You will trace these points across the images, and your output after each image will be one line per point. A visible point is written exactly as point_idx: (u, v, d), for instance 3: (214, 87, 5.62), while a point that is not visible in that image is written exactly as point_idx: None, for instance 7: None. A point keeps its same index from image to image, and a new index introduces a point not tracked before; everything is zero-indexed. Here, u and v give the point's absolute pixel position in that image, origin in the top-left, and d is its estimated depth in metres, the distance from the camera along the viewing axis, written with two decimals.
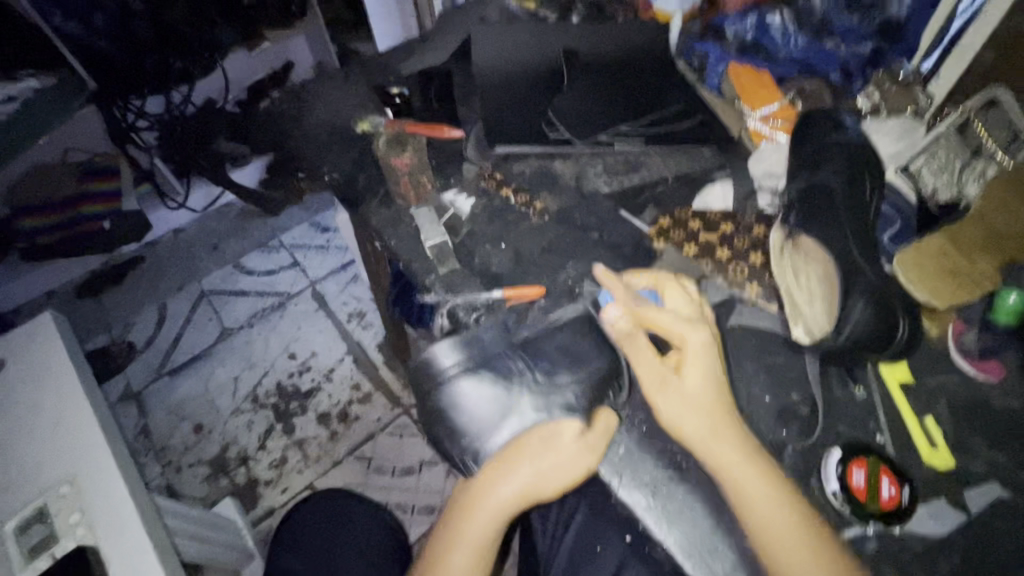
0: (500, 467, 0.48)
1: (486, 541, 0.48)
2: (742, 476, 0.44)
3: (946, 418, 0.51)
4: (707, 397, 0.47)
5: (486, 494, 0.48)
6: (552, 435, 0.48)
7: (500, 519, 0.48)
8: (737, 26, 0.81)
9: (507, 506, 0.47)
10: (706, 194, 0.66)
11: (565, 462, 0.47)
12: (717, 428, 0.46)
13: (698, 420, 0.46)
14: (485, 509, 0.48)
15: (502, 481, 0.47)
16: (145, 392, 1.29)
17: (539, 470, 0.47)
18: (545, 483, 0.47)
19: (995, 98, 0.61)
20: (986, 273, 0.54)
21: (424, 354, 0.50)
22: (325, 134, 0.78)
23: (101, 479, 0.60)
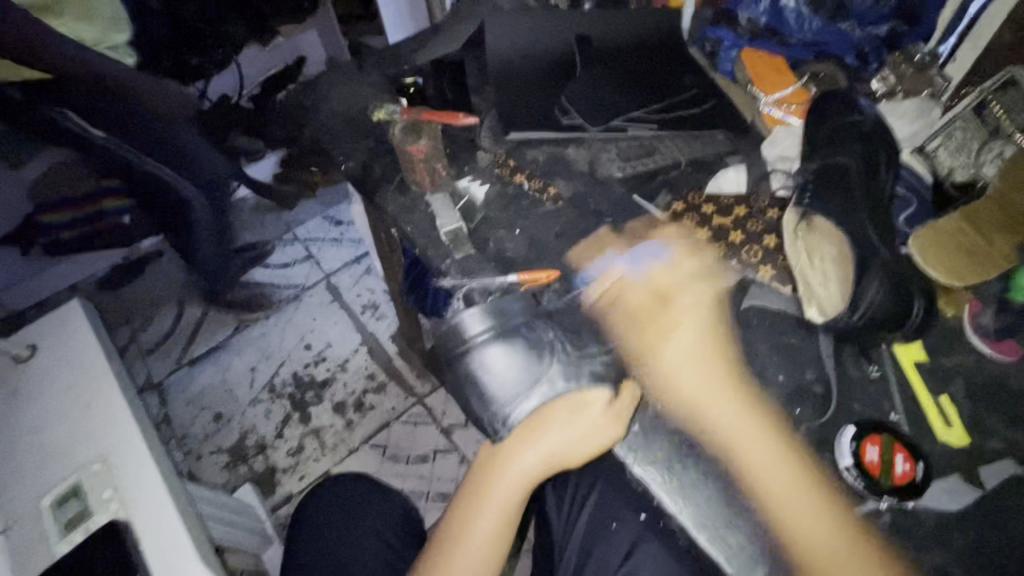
0: (520, 441, 0.51)
1: (509, 507, 0.52)
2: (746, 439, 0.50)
3: (962, 397, 0.52)
4: (699, 348, 0.54)
5: (507, 467, 0.51)
6: (575, 404, 0.50)
7: (522, 488, 0.51)
8: (751, 11, 0.80)
9: (527, 476, 0.51)
10: (719, 178, 0.66)
11: (589, 432, 0.49)
12: (705, 375, 0.52)
13: (686, 369, 0.53)
14: (504, 483, 0.51)
15: (521, 455, 0.51)
16: (166, 381, 1.32)
17: (559, 440, 0.50)
18: (566, 453, 0.50)
19: (1013, 79, 0.60)
20: (1002, 252, 0.53)
21: (455, 320, 0.51)
22: (341, 123, 0.80)
23: (131, 457, 0.62)
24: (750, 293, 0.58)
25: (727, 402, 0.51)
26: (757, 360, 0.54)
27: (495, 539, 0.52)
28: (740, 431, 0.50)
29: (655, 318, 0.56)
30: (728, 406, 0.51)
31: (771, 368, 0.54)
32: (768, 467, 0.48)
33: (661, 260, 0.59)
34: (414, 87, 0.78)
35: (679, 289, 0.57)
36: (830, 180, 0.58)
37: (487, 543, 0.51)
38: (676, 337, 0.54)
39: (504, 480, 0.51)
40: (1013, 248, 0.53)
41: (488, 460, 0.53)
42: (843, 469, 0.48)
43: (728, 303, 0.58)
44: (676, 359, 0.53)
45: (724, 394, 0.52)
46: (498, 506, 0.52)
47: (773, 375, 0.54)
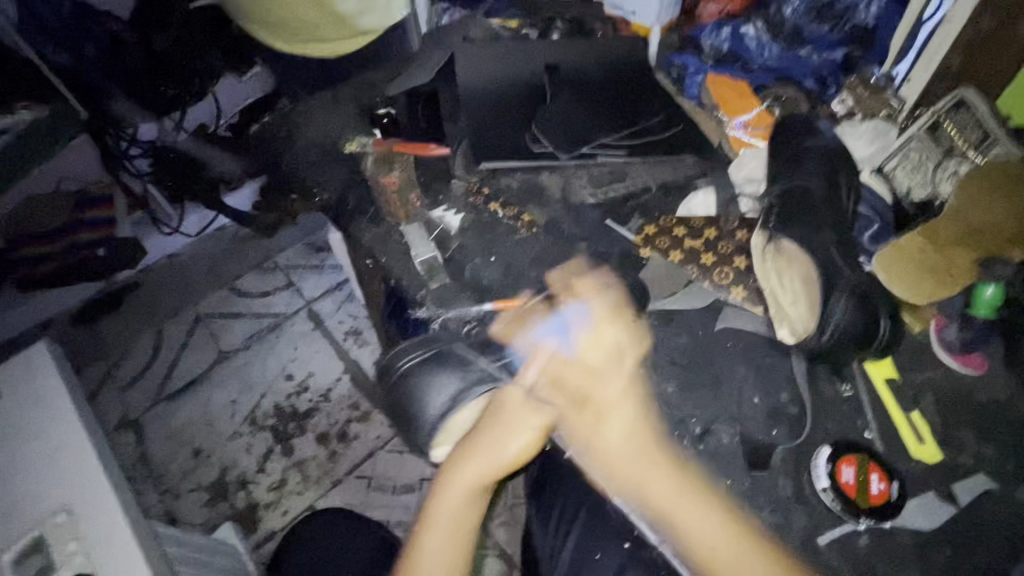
0: (466, 450, 0.54)
1: (461, 524, 0.52)
2: (706, 514, 0.45)
3: (933, 412, 0.53)
4: (631, 438, 0.49)
5: (461, 480, 0.53)
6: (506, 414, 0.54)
7: (476, 495, 0.53)
8: (713, 38, 0.82)
9: (480, 484, 0.53)
10: (689, 203, 0.68)
11: (517, 426, 0.53)
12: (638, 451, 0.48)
13: (628, 443, 0.48)
14: (456, 492, 0.52)
15: (469, 463, 0.53)
16: (142, 418, 1.28)
17: (499, 450, 0.53)
18: (509, 456, 0.53)
19: (963, 99, 0.63)
20: (962, 268, 0.55)
21: (384, 356, 0.60)
22: (316, 155, 0.80)
23: (95, 508, 0.60)
24: (722, 314, 0.59)
25: (661, 477, 0.47)
26: (734, 382, 0.55)
27: (454, 551, 0.51)
28: (649, 489, 0.47)
29: (585, 401, 0.51)
30: (662, 465, 0.48)
31: (747, 390, 0.54)
32: (687, 518, 0.45)
33: (580, 325, 0.53)
34: (388, 117, 0.79)
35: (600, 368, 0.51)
36: (795, 204, 0.59)
37: (445, 557, 0.51)
38: (607, 424, 0.50)
39: (457, 491, 0.52)
40: (971, 263, 0.55)
41: (444, 472, 0.54)
42: (820, 491, 0.48)
43: (702, 325, 0.59)
44: (614, 442, 0.49)
45: (649, 468, 0.47)
46: (452, 519, 0.52)
47: (748, 398, 0.54)
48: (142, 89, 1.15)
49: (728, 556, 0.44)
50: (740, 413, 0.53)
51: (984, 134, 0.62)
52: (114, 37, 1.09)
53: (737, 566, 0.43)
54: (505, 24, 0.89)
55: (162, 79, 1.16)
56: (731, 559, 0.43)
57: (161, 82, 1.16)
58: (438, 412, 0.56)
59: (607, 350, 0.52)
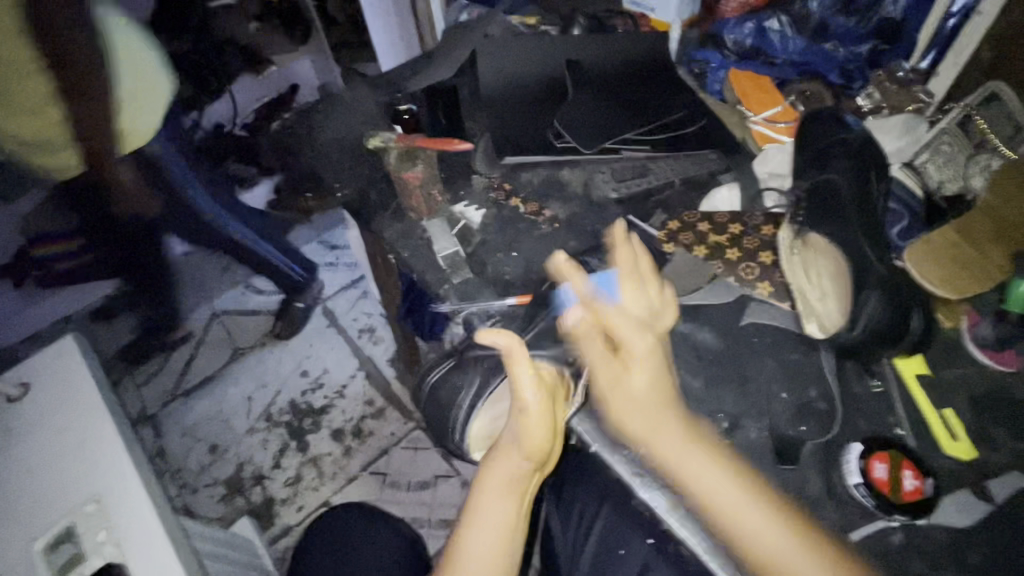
0: (503, 448, 0.53)
1: (508, 514, 0.50)
2: (726, 498, 0.42)
3: (964, 409, 0.52)
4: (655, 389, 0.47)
5: (503, 473, 0.52)
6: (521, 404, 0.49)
7: (517, 482, 0.52)
8: (735, 33, 0.81)
9: (524, 479, 0.52)
10: (713, 198, 0.68)
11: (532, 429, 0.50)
12: (661, 411, 0.46)
13: (649, 397, 0.47)
14: (496, 481, 0.51)
15: (505, 459, 0.52)
16: (160, 413, 1.30)
17: (525, 440, 0.50)
18: (537, 445, 0.50)
19: (995, 93, 0.63)
20: (996, 264, 0.54)
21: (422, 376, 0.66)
22: (337, 152, 0.80)
23: (124, 497, 0.61)
24: (748, 310, 0.58)
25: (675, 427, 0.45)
26: (761, 378, 0.54)
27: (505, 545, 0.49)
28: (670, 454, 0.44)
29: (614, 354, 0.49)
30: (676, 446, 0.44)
31: (774, 387, 0.54)
32: (709, 482, 0.42)
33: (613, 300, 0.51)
34: (408, 115, 0.77)
35: (629, 337, 0.48)
36: (824, 199, 0.59)
37: (496, 542, 0.49)
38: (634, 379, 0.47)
39: (502, 486, 0.51)
40: (1007, 259, 0.54)
41: (487, 471, 0.52)
42: (853, 487, 0.47)
43: (728, 321, 0.58)
44: (637, 394, 0.47)
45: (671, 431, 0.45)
46: (498, 508, 0.50)
47: (776, 394, 0.53)
48: None
49: (726, 502, 0.42)
50: (767, 408, 0.53)
51: (1017, 128, 0.60)
52: None
53: (735, 514, 0.41)
54: (524, 21, 0.89)
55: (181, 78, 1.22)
56: (765, 537, 0.40)
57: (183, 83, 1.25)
58: (466, 407, 0.60)
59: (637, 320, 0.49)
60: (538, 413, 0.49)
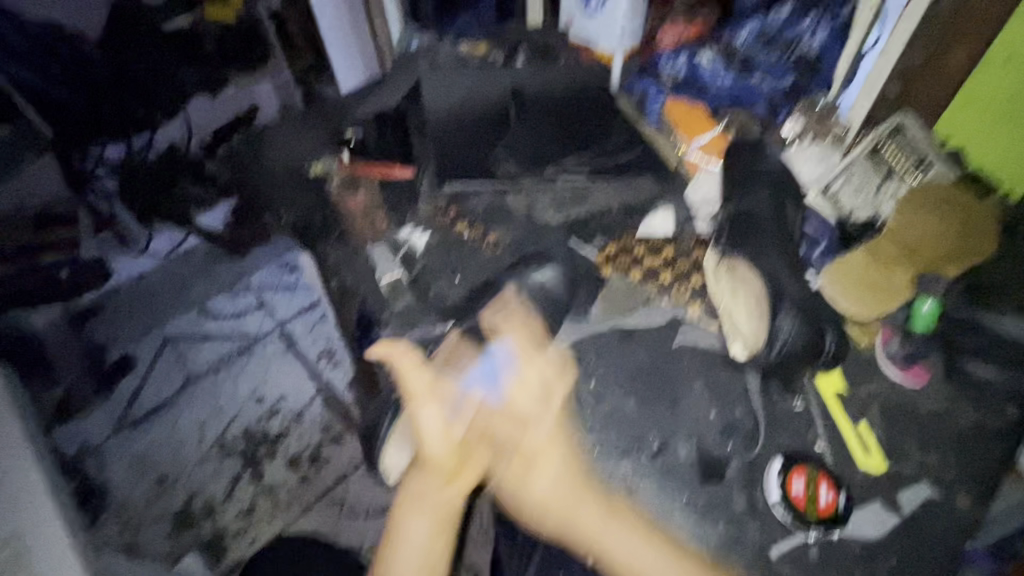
0: (414, 473, 0.49)
1: (428, 546, 0.48)
2: (627, 559, 0.46)
3: (880, 424, 0.54)
4: (562, 473, 0.49)
5: (417, 497, 0.48)
6: (416, 421, 0.48)
7: (436, 499, 0.48)
8: (670, 66, 0.85)
9: (445, 500, 0.48)
10: (651, 221, 0.70)
11: (434, 437, 0.47)
12: (565, 494, 0.48)
13: (555, 493, 0.48)
14: (410, 506, 0.48)
15: (421, 478, 0.49)
16: (104, 445, 1.24)
17: (427, 455, 0.48)
18: (439, 457, 0.47)
19: (902, 126, 0.69)
20: (901, 285, 0.59)
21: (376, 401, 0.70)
22: (286, 177, 0.81)
23: (43, 541, 0.55)
24: (681, 333, 0.60)
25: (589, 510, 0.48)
26: (692, 397, 0.56)
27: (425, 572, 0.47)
28: (580, 522, 0.47)
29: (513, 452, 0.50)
30: (588, 525, 0.47)
31: (703, 406, 0.56)
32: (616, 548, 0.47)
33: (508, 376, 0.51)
34: (354, 140, 0.81)
35: (530, 429, 0.50)
36: (745, 227, 0.62)
37: (418, 571, 0.47)
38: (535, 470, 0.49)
39: (419, 508, 0.48)
40: (909, 280, 0.59)
41: (402, 495, 0.49)
42: (772, 503, 0.50)
43: (661, 341, 0.60)
44: (542, 491, 0.48)
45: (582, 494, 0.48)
46: (420, 543, 0.48)
47: (705, 413, 0.55)
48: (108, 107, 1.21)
49: (631, 558, 0.46)
50: (697, 427, 0.55)
51: (920, 160, 0.67)
52: (81, 56, 1.17)
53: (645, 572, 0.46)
54: (472, 49, 0.91)
55: (133, 97, 1.23)
56: None
57: (130, 98, 1.23)
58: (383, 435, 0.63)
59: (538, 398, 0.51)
60: (434, 426, 0.48)
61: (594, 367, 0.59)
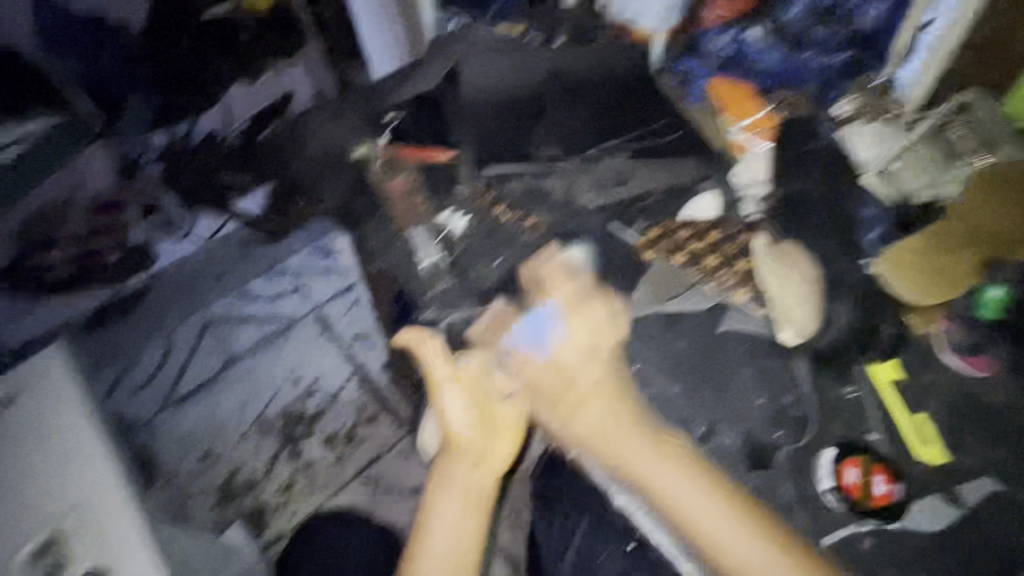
0: (439, 459, 0.52)
1: (458, 523, 0.47)
2: (679, 498, 0.44)
3: (935, 415, 0.53)
4: (606, 415, 0.49)
5: (444, 478, 0.50)
6: (439, 402, 0.54)
7: (459, 475, 0.50)
8: (716, 41, 0.82)
9: (471, 479, 0.50)
10: (694, 206, 0.68)
11: (455, 407, 0.53)
12: (614, 431, 0.48)
13: (601, 425, 0.48)
14: (436, 483, 0.50)
15: (447, 457, 0.51)
16: (153, 421, 1.30)
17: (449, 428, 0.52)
18: (459, 432, 0.52)
19: (967, 109, 0.68)
20: (963, 271, 0.57)
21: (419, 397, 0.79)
22: (323, 166, 0.83)
23: (108, 507, 0.59)
24: (726, 319, 0.58)
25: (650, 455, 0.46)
26: (740, 383, 0.55)
27: (457, 555, 0.46)
28: (624, 451, 0.47)
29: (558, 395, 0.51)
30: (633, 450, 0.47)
31: (750, 393, 0.54)
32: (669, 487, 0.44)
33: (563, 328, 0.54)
34: (394, 121, 0.81)
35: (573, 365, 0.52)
36: (795, 209, 0.61)
37: (448, 546, 0.46)
38: (585, 407, 0.49)
39: (447, 484, 0.49)
40: (972, 267, 0.57)
41: (430, 480, 0.51)
42: (824, 491, 0.49)
43: (708, 327, 0.58)
44: (591, 424, 0.49)
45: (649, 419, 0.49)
46: (449, 518, 0.47)
47: (752, 400, 0.54)
48: None
49: (684, 506, 0.44)
50: (744, 413, 0.53)
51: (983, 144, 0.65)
52: None
53: (699, 520, 0.43)
54: (509, 29, 0.90)
55: (156, 73, 1.10)
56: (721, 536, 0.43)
57: None
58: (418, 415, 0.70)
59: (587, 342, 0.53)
60: (455, 406, 0.53)
61: (638, 351, 0.57)
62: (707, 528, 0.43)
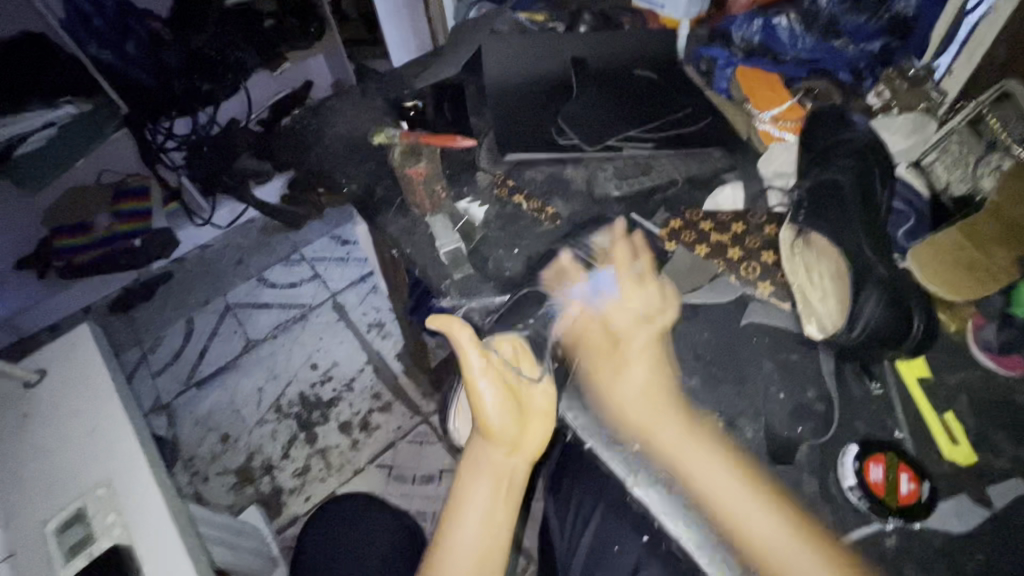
0: (473, 449, 0.54)
1: (491, 509, 0.52)
2: (712, 479, 0.48)
3: (967, 413, 0.51)
4: (649, 389, 0.53)
5: (478, 464, 0.53)
6: (475, 396, 0.52)
7: (496, 464, 0.53)
8: (743, 30, 0.81)
9: (504, 466, 0.53)
10: (717, 195, 0.67)
11: (492, 404, 0.52)
12: (660, 402, 0.52)
13: (642, 399, 0.52)
14: (474, 471, 0.53)
15: (484, 445, 0.53)
16: (174, 403, 1.31)
17: (486, 421, 0.52)
18: (497, 424, 0.52)
19: (1007, 92, 0.61)
20: (1002, 265, 0.53)
21: None
22: (343, 147, 0.81)
23: (136, 481, 0.60)
24: (748, 311, 0.58)
25: (690, 449, 0.49)
26: (760, 377, 0.54)
27: (489, 537, 0.51)
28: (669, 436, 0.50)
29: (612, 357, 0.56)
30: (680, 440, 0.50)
31: (772, 387, 0.54)
32: (704, 468, 0.48)
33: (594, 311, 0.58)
34: (414, 111, 0.80)
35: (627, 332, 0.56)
36: (826, 198, 0.57)
37: (482, 531, 0.51)
38: (630, 373, 0.54)
39: (482, 474, 0.53)
40: (1013, 261, 0.53)
41: (464, 464, 0.54)
42: (846, 488, 0.48)
43: (727, 320, 0.58)
44: (627, 395, 0.53)
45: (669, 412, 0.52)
46: (483, 504, 0.52)
47: (774, 395, 0.53)
48: (174, 85, 1.26)
49: (723, 490, 0.47)
50: (765, 408, 0.53)
51: None
52: (154, 36, 1.22)
53: (734, 508, 0.47)
54: (531, 18, 0.89)
55: (197, 74, 1.28)
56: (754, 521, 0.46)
57: (196, 75, 1.27)
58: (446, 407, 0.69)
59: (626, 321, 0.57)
60: (492, 401, 0.52)
61: (656, 343, 0.57)
62: (731, 501, 0.47)
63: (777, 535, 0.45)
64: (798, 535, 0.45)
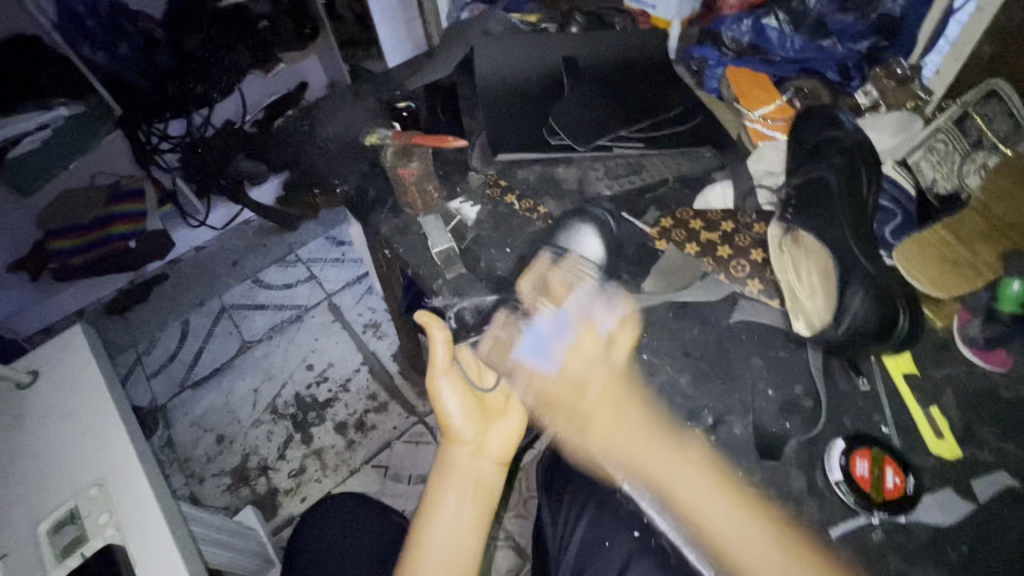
0: (444, 454, 0.60)
1: (458, 511, 0.57)
2: (696, 505, 0.48)
3: (951, 408, 0.52)
4: (620, 407, 0.53)
5: (446, 468, 0.59)
6: (437, 398, 0.60)
7: (461, 468, 0.59)
8: (733, 31, 0.81)
9: (470, 468, 0.59)
10: (706, 195, 0.68)
11: (453, 404, 0.60)
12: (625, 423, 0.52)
13: (609, 420, 0.53)
14: (442, 475, 0.59)
15: (451, 448, 0.60)
16: (168, 405, 1.31)
17: (449, 424, 0.60)
18: (459, 425, 0.59)
19: (993, 90, 0.62)
20: (986, 262, 0.55)
21: None
22: (336, 147, 0.81)
23: (129, 483, 0.60)
24: (737, 308, 0.59)
25: (674, 462, 0.50)
26: (749, 373, 0.55)
27: (455, 540, 0.55)
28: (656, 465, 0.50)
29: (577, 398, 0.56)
30: (662, 462, 0.50)
31: (760, 383, 0.54)
32: (688, 497, 0.48)
33: (564, 338, 0.57)
34: (407, 110, 0.81)
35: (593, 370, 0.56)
36: (814, 194, 0.59)
37: (449, 534, 0.55)
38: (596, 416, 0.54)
39: (450, 479, 0.58)
40: (995, 258, 0.55)
41: (436, 469, 0.60)
42: (833, 483, 0.48)
43: (716, 318, 0.59)
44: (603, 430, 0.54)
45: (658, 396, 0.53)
46: (451, 506, 0.57)
47: (763, 391, 0.54)
48: (169, 88, 1.25)
49: (708, 519, 0.47)
50: (752, 403, 0.54)
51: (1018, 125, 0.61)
52: (147, 37, 1.23)
53: (719, 530, 0.46)
54: (524, 19, 0.89)
55: (191, 76, 1.26)
56: (730, 534, 0.46)
57: (190, 79, 1.27)
58: None
59: (595, 346, 0.56)
60: (452, 401, 0.60)
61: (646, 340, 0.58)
62: (715, 523, 0.47)
63: (752, 548, 0.45)
64: (774, 536, 0.45)
